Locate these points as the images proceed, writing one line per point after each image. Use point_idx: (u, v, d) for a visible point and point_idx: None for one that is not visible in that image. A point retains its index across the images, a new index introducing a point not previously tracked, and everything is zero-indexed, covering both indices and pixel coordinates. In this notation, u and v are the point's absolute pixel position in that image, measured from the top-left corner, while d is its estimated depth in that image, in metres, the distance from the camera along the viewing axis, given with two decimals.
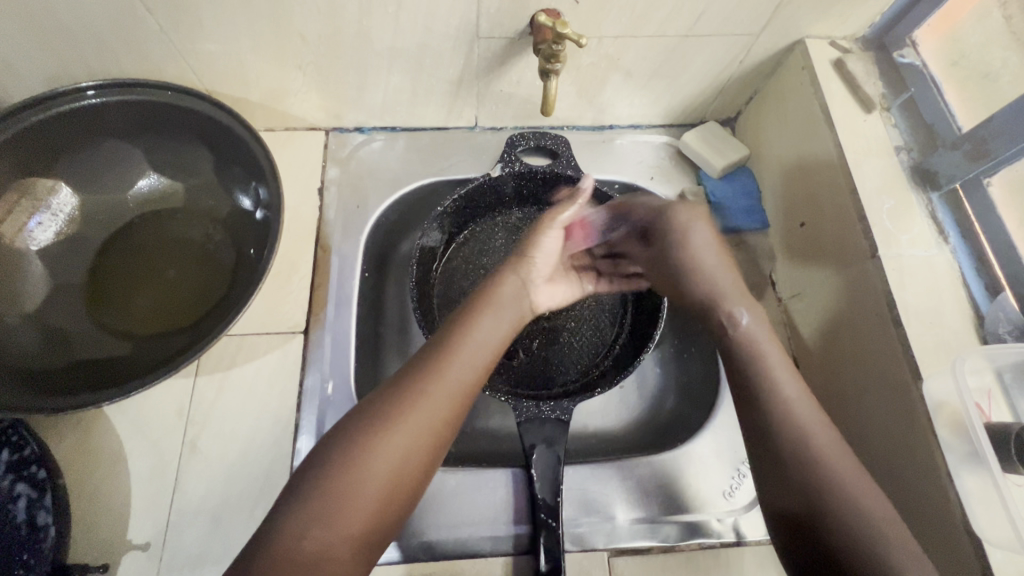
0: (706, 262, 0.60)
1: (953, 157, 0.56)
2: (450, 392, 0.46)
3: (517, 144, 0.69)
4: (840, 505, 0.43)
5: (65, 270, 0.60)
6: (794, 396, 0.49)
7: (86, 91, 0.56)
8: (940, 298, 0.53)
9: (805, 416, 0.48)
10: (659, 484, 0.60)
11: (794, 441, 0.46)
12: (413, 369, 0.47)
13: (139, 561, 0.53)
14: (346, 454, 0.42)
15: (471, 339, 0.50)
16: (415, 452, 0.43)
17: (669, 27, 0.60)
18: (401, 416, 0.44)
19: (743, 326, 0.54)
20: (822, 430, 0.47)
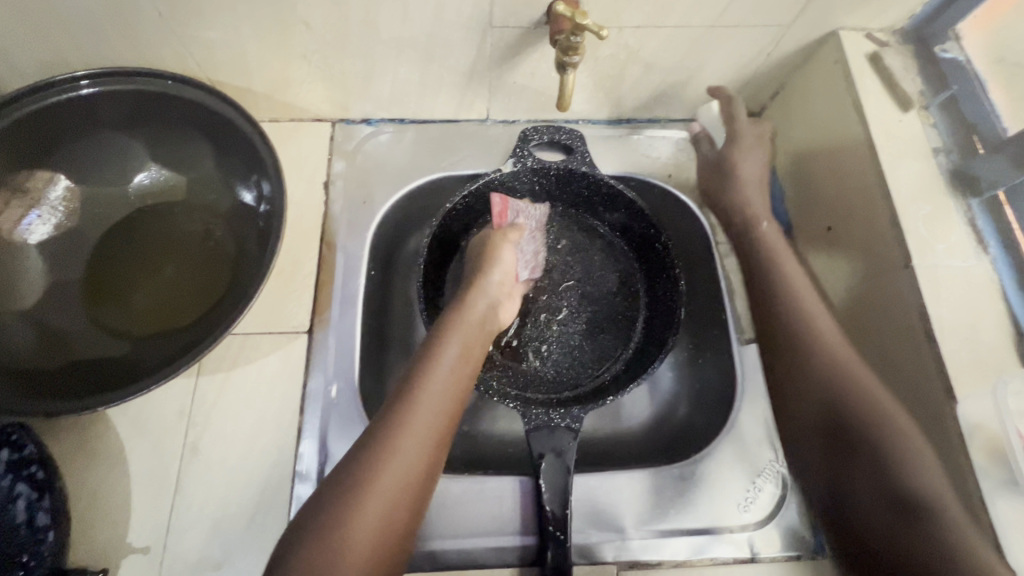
0: (752, 197, 0.66)
1: (998, 163, 0.54)
2: (427, 433, 0.46)
3: (531, 137, 0.64)
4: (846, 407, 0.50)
5: (63, 266, 0.59)
6: (841, 351, 0.53)
7: (80, 82, 0.54)
8: (977, 312, 0.50)
9: (848, 361, 0.52)
10: (671, 496, 0.58)
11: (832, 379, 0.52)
12: (385, 412, 0.46)
13: (140, 565, 0.53)
14: (334, 512, 0.41)
15: (437, 380, 0.48)
16: (397, 501, 0.43)
17: (694, 17, 0.57)
18: (373, 473, 0.43)
19: (762, 228, 0.64)
20: (863, 373, 0.51)
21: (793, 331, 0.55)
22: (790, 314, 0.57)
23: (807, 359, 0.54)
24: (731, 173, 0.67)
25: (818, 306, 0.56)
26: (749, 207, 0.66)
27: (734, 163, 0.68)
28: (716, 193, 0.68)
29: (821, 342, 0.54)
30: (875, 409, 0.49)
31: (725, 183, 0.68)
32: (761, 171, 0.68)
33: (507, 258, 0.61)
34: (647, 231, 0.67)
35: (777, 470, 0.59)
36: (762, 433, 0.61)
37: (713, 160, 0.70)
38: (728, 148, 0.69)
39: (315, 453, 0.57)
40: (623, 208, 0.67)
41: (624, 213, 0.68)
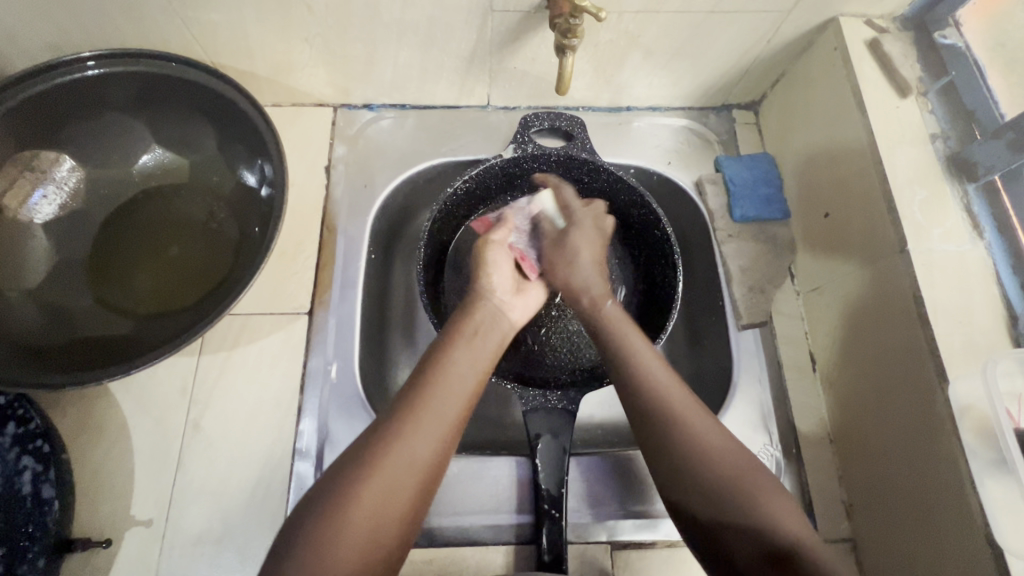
0: (592, 276, 0.59)
1: (995, 147, 0.53)
2: (442, 421, 0.44)
3: (532, 123, 0.64)
4: (710, 482, 0.42)
5: (68, 245, 0.60)
6: (697, 421, 0.45)
7: (86, 61, 0.54)
8: (972, 295, 0.50)
9: (698, 426, 0.44)
10: (647, 478, 0.59)
11: (688, 457, 0.43)
12: (401, 398, 0.46)
13: (142, 536, 0.54)
14: (343, 490, 0.40)
15: (452, 371, 0.48)
16: (404, 488, 0.41)
17: (693, 3, 0.57)
18: (381, 458, 0.41)
19: (607, 307, 0.55)
20: (718, 436, 0.44)
21: (645, 403, 0.46)
22: (635, 380, 0.48)
23: (666, 436, 0.44)
24: (570, 256, 0.61)
25: (663, 372, 0.48)
26: (591, 287, 0.58)
27: (572, 245, 0.62)
28: (558, 275, 0.61)
29: (671, 409, 0.45)
30: (734, 474, 0.42)
31: (565, 264, 0.61)
32: (597, 253, 0.62)
33: (499, 259, 0.62)
34: (646, 218, 0.66)
35: (771, 454, 0.60)
36: (757, 417, 0.62)
37: (554, 238, 0.64)
38: (565, 233, 0.63)
39: (315, 431, 0.58)
40: (622, 196, 0.67)
41: (623, 200, 0.67)
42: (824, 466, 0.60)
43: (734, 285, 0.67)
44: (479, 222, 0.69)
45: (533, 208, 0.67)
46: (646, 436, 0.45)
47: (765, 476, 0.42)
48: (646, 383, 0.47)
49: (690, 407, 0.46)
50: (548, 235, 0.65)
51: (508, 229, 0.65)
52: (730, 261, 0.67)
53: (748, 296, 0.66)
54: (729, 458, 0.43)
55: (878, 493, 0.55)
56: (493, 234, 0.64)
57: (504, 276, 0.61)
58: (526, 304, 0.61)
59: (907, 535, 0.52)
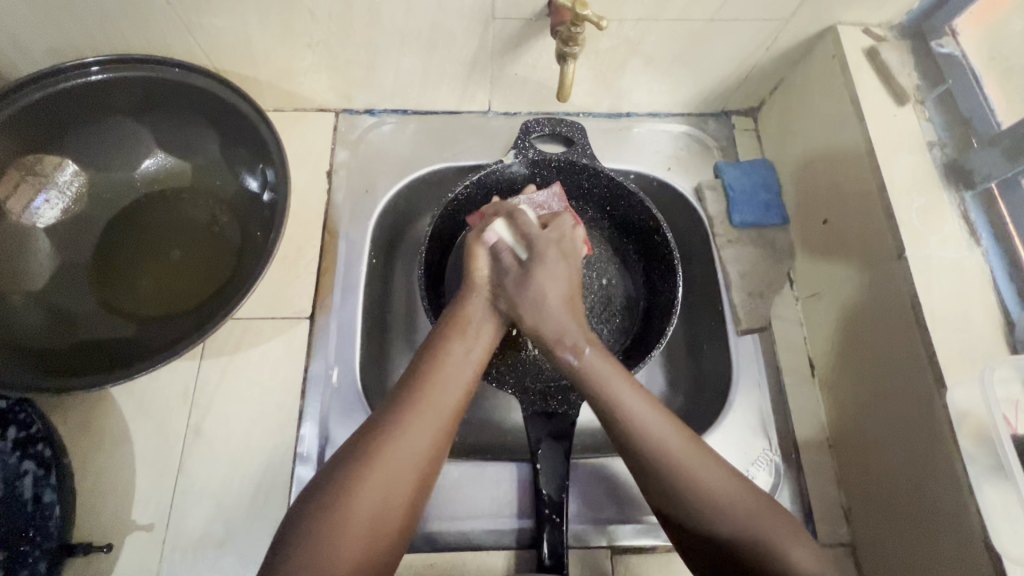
0: (564, 321, 0.53)
1: (991, 155, 0.54)
2: (439, 413, 0.45)
3: (532, 130, 0.65)
4: (729, 539, 0.42)
5: (70, 249, 0.60)
6: (702, 470, 0.44)
7: (90, 67, 0.55)
8: (969, 301, 0.51)
9: (705, 476, 0.44)
10: None
11: (702, 517, 0.43)
12: (399, 392, 0.46)
13: (143, 541, 0.54)
14: (342, 481, 0.41)
15: (448, 365, 0.48)
16: (404, 478, 0.42)
17: (694, 11, 0.57)
18: (380, 449, 0.42)
19: (582, 359, 0.50)
20: (727, 482, 0.44)
21: (651, 464, 0.45)
22: (636, 439, 0.46)
23: (677, 496, 0.43)
24: (536, 300, 0.53)
25: (659, 422, 0.46)
26: (564, 335, 0.52)
27: (538, 282, 0.54)
28: (526, 319, 0.54)
29: (664, 454, 0.44)
30: (749, 525, 0.42)
31: (533, 309, 0.53)
32: (568, 288, 0.55)
33: (483, 265, 0.56)
34: (646, 224, 0.66)
35: (770, 459, 0.61)
36: (757, 423, 0.62)
37: (517, 274, 0.55)
38: (529, 267, 0.55)
39: (316, 435, 0.58)
40: (622, 201, 0.67)
41: (623, 205, 0.68)
42: (823, 470, 0.61)
43: (734, 290, 0.67)
44: (474, 216, 0.60)
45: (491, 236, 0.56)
46: (658, 496, 0.44)
47: (777, 517, 0.43)
48: (643, 438, 0.45)
49: (691, 454, 0.45)
50: (509, 270, 0.55)
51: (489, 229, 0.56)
52: (730, 267, 0.68)
53: (748, 301, 0.66)
54: (741, 506, 0.43)
55: (877, 498, 0.55)
56: (484, 235, 0.56)
57: (488, 283, 0.56)
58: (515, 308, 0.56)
59: (906, 539, 0.52)
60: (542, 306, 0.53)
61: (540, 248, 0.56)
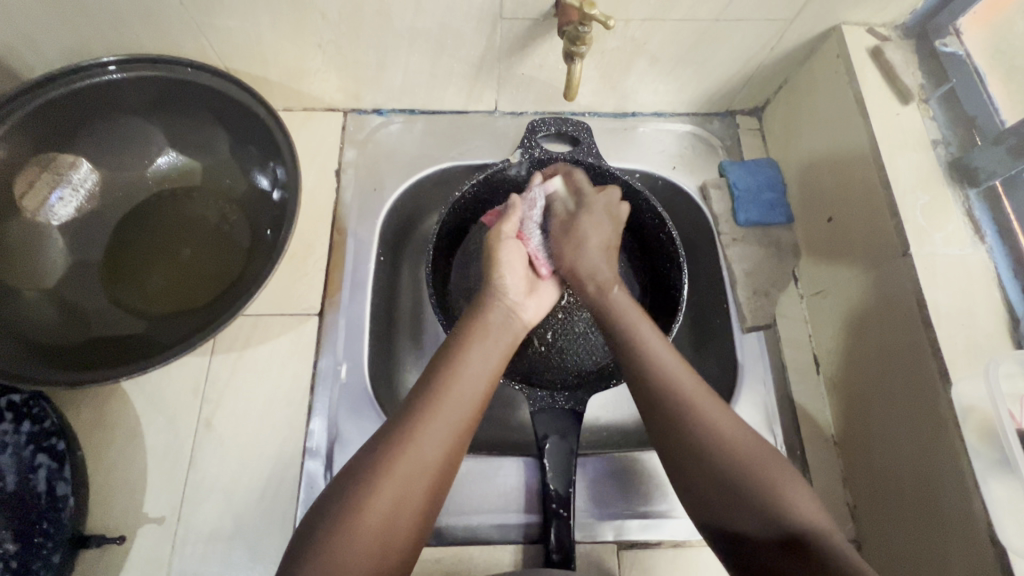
0: (598, 262, 0.58)
1: (995, 153, 0.54)
2: (452, 424, 0.45)
3: (539, 128, 0.65)
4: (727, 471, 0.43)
5: (85, 247, 0.61)
6: (714, 416, 0.45)
7: (106, 67, 0.56)
8: (974, 297, 0.51)
9: (717, 418, 0.45)
10: (658, 479, 0.60)
11: (706, 449, 0.44)
12: (413, 401, 0.46)
13: (155, 534, 0.54)
14: (354, 494, 0.40)
15: (461, 375, 0.48)
16: (415, 489, 0.42)
17: (699, 11, 0.58)
18: (391, 461, 0.42)
19: (612, 296, 0.55)
20: (737, 427, 0.45)
21: (658, 393, 0.47)
22: (647, 363, 0.49)
23: (683, 426, 0.45)
24: (579, 242, 0.60)
25: (671, 356, 0.49)
26: (597, 273, 0.58)
27: (580, 231, 0.60)
28: (565, 261, 0.60)
29: (676, 386, 0.47)
30: (750, 469, 0.42)
31: (573, 251, 0.60)
32: (608, 240, 0.61)
33: (510, 258, 0.59)
34: (651, 222, 0.67)
35: None
36: (762, 420, 0.62)
37: (564, 221, 0.62)
38: (576, 215, 0.61)
39: (325, 430, 0.59)
40: (628, 199, 0.67)
41: (629, 204, 0.68)
42: (829, 467, 0.61)
43: (738, 289, 0.67)
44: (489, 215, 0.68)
45: (549, 189, 0.63)
46: (661, 423, 0.46)
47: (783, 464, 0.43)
48: (659, 372, 0.48)
49: (706, 400, 0.46)
50: (559, 219, 0.62)
51: (517, 217, 0.61)
52: (735, 265, 0.68)
53: (752, 299, 0.67)
54: (748, 453, 0.43)
55: (882, 493, 0.55)
56: (506, 228, 0.60)
57: (517, 276, 0.59)
58: (539, 303, 0.60)
59: (911, 534, 0.52)
60: (580, 247, 0.60)
61: (593, 201, 0.61)
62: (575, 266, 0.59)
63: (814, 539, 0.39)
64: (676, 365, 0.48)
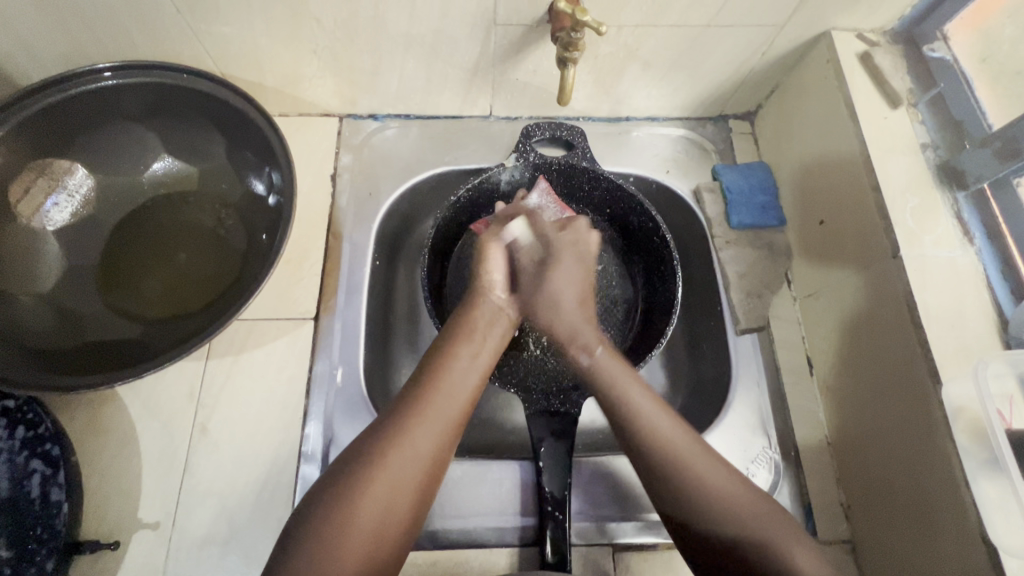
0: (579, 320, 0.56)
1: (982, 156, 0.55)
2: (444, 418, 0.45)
3: (533, 133, 0.66)
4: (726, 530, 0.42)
5: (80, 252, 0.61)
6: (707, 472, 0.44)
7: (102, 73, 0.56)
8: (963, 298, 0.51)
9: (711, 477, 0.44)
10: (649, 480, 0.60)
11: (706, 517, 0.43)
12: (404, 396, 0.46)
13: (149, 539, 0.54)
14: (344, 492, 0.40)
15: (453, 372, 0.48)
16: (405, 485, 0.42)
17: (690, 17, 0.59)
18: (381, 459, 0.42)
19: (594, 357, 0.52)
20: (731, 480, 0.44)
21: (648, 453, 0.46)
22: (633, 424, 0.47)
23: (679, 491, 0.44)
24: (551, 303, 0.57)
25: (651, 404, 0.48)
26: (578, 334, 0.55)
27: (553, 283, 0.58)
28: (542, 318, 0.57)
29: (664, 445, 0.45)
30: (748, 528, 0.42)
31: (548, 309, 0.57)
32: (582, 290, 0.58)
33: (501, 260, 0.59)
34: (645, 225, 0.67)
35: (770, 456, 0.61)
36: (756, 421, 0.63)
37: (536, 271, 0.59)
38: (548, 266, 0.59)
39: (321, 435, 0.59)
40: (622, 203, 0.68)
41: (623, 207, 0.69)
42: (822, 468, 0.61)
43: (732, 291, 0.68)
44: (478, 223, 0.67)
45: (510, 236, 0.60)
46: (654, 488, 0.45)
47: (776, 514, 0.43)
48: (645, 435, 0.46)
49: (700, 453, 0.45)
50: (527, 270, 0.59)
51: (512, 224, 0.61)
52: (728, 268, 0.69)
53: (746, 301, 0.67)
54: (747, 511, 0.42)
55: (875, 494, 0.56)
56: (500, 233, 0.60)
57: (505, 276, 0.59)
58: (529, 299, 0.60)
59: (903, 534, 0.53)
60: (555, 303, 0.57)
61: (559, 250, 0.59)
62: (554, 326, 0.56)
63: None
64: (663, 421, 0.47)
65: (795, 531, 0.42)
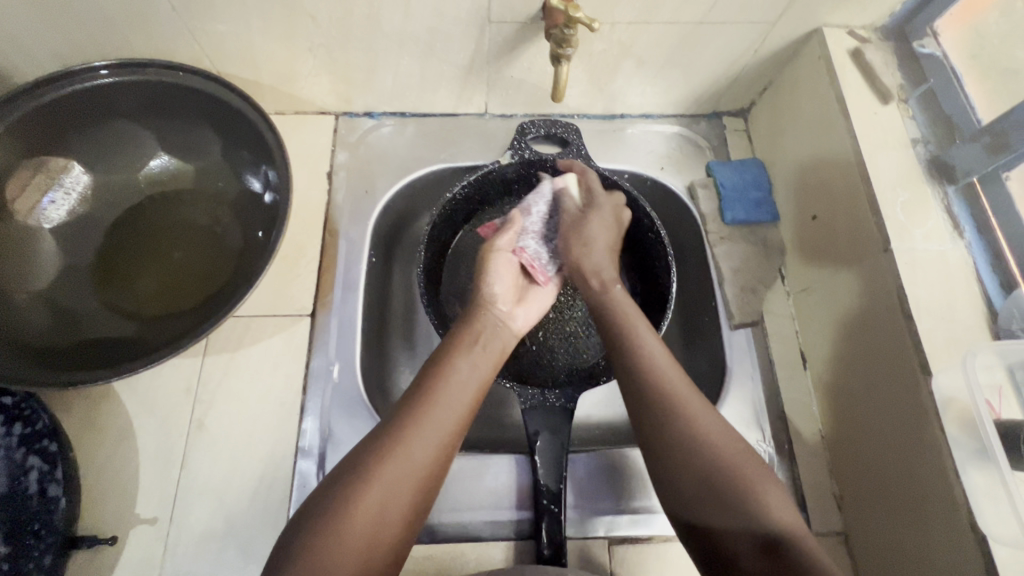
0: (602, 261, 0.60)
1: (973, 150, 0.56)
2: (444, 425, 0.46)
3: (528, 130, 0.66)
4: (723, 486, 0.42)
5: (77, 249, 0.61)
6: (702, 415, 0.46)
7: (99, 71, 0.56)
8: (953, 291, 0.52)
9: (706, 422, 0.45)
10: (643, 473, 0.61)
11: (687, 445, 0.44)
12: (405, 402, 0.47)
13: (147, 534, 0.54)
14: (342, 494, 0.41)
15: (453, 380, 0.49)
16: (404, 490, 0.42)
17: (683, 14, 0.59)
18: (380, 463, 0.42)
19: (614, 292, 0.57)
20: (728, 437, 0.45)
21: (648, 383, 0.48)
22: (637, 356, 0.50)
23: (667, 419, 0.45)
24: (586, 242, 0.60)
25: (657, 344, 0.51)
26: (601, 271, 0.59)
27: (590, 229, 0.61)
28: (573, 255, 0.61)
29: (663, 386, 0.47)
30: (724, 463, 0.43)
31: (579, 248, 0.61)
32: (613, 240, 0.62)
33: (501, 268, 0.61)
34: (640, 222, 0.68)
35: (764, 450, 0.62)
36: (750, 415, 0.63)
37: (577, 214, 0.62)
38: (586, 214, 0.61)
39: (318, 430, 0.59)
40: None
41: None
42: (816, 461, 0.62)
43: (726, 286, 0.68)
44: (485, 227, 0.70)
45: (558, 183, 0.63)
46: (643, 412, 0.47)
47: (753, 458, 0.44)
48: (650, 371, 0.49)
49: (699, 395, 0.47)
50: (570, 212, 0.62)
51: (513, 233, 0.63)
52: (722, 263, 0.69)
53: (740, 296, 0.68)
54: (725, 450, 0.43)
55: (868, 486, 0.56)
56: (499, 241, 0.62)
57: (505, 286, 0.60)
58: (528, 313, 0.61)
59: (895, 526, 0.53)
60: (586, 241, 0.61)
61: (596, 201, 0.61)
62: (580, 260, 0.60)
63: (792, 538, 0.39)
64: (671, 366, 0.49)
65: (771, 479, 0.43)
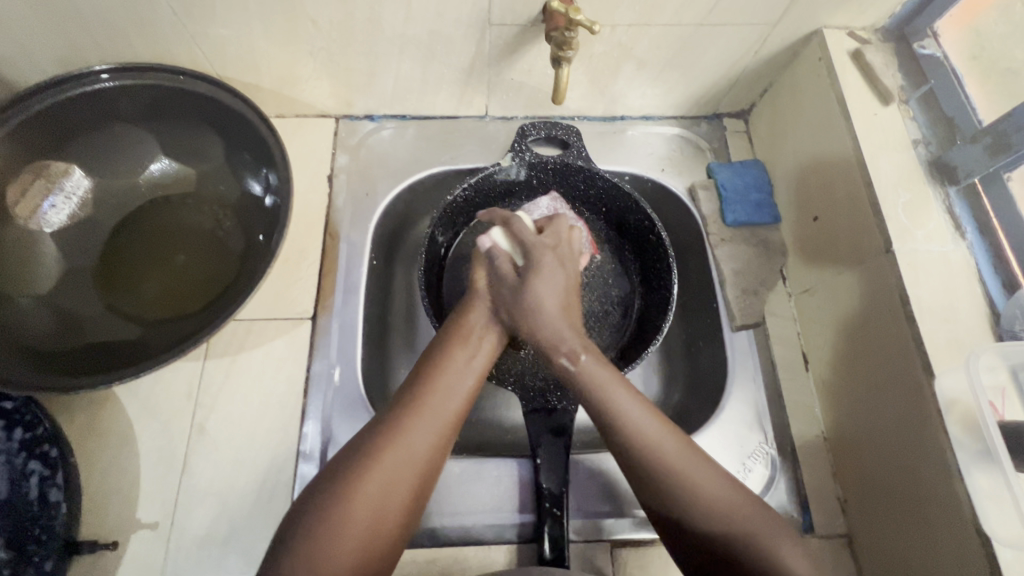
0: (560, 327, 0.52)
1: (973, 151, 0.55)
2: (441, 416, 0.45)
3: (528, 133, 0.66)
4: (720, 532, 0.42)
5: (78, 253, 0.61)
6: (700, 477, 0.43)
7: (100, 74, 0.56)
8: (956, 293, 0.52)
9: (705, 483, 0.43)
10: None
11: (699, 515, 0.42)
12: (402, 395, 0.47)
13: (148, 539, 0.54)
14: (341, 486, 0.41)
15: (450, 372, 0.48)
16: (402, 480, 0.42)
17: (683, 16, 0.59)
18: (376, 455, 0.42)
19: (579, 364, 0.49)
20: (718, 479, 0.44)
21: (641, 459, 0.44)
22: (622, 430, 0.46)
23: (670, 492, 0.43)
24: (533, 310, 0.53)
25: (640, 410, 0.46)
26: (562, 341, 0.51)
27: (534, 292, 0.54)
28: (523, 330, 0.53)
29: (654, 451, 0.44)
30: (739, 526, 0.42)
31: (528, 319, 0.53)
32: (563, 296, 0.54)
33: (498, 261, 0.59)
34: (641, 224, 0.68)
35: (766, 452, 0.62)
36: (752, 417, 0.63)
37: (512, 284, 0.55)
38: (525, 275, 0.55)
39: (319, 434, 0.59)
40: (619, 202, 0.68)
41: (619, 206, 0.69)
42: (819, 464, 0.62)
43: (727, 287, 0.68)
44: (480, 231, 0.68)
45: (488, 242, 0.59)
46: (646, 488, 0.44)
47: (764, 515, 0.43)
48: (640, 441, 0.45)
49: (691, 457, 0.45)
50: (507, 279, 0.55)
51: (483, 276, 0.57)
52: (724, 265, 0.69)
53: (742, 298, 0.68)
54: (736, 510, 0.42)
55: (871, 487, 0.56)
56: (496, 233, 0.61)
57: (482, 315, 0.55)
58: None
59: (899, 527, 0.53)
60: (530, 316, 0.53)
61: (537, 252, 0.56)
62: (535, 335, 0.52)
63: None
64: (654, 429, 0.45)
65: (784, 533, 0.42)
